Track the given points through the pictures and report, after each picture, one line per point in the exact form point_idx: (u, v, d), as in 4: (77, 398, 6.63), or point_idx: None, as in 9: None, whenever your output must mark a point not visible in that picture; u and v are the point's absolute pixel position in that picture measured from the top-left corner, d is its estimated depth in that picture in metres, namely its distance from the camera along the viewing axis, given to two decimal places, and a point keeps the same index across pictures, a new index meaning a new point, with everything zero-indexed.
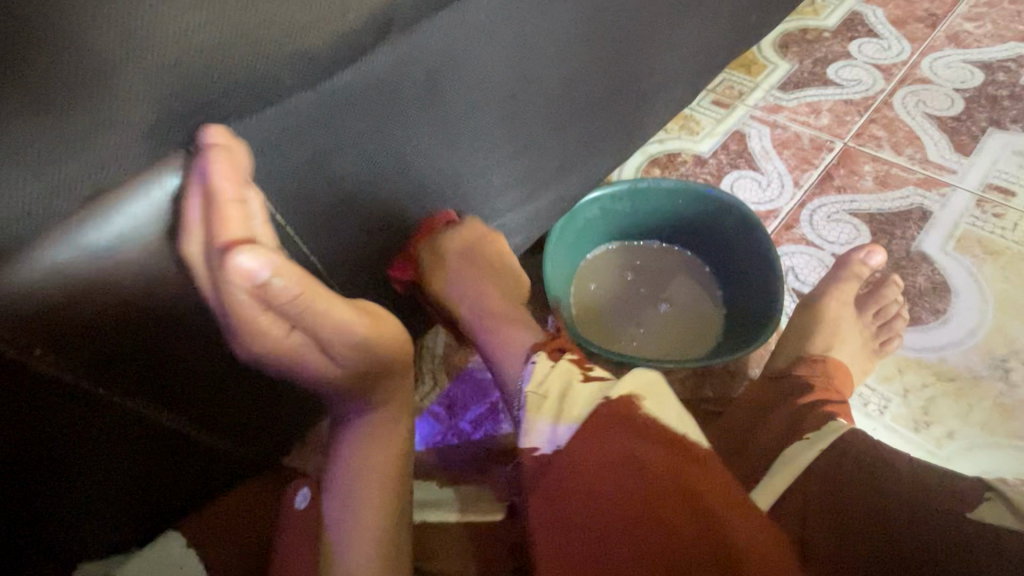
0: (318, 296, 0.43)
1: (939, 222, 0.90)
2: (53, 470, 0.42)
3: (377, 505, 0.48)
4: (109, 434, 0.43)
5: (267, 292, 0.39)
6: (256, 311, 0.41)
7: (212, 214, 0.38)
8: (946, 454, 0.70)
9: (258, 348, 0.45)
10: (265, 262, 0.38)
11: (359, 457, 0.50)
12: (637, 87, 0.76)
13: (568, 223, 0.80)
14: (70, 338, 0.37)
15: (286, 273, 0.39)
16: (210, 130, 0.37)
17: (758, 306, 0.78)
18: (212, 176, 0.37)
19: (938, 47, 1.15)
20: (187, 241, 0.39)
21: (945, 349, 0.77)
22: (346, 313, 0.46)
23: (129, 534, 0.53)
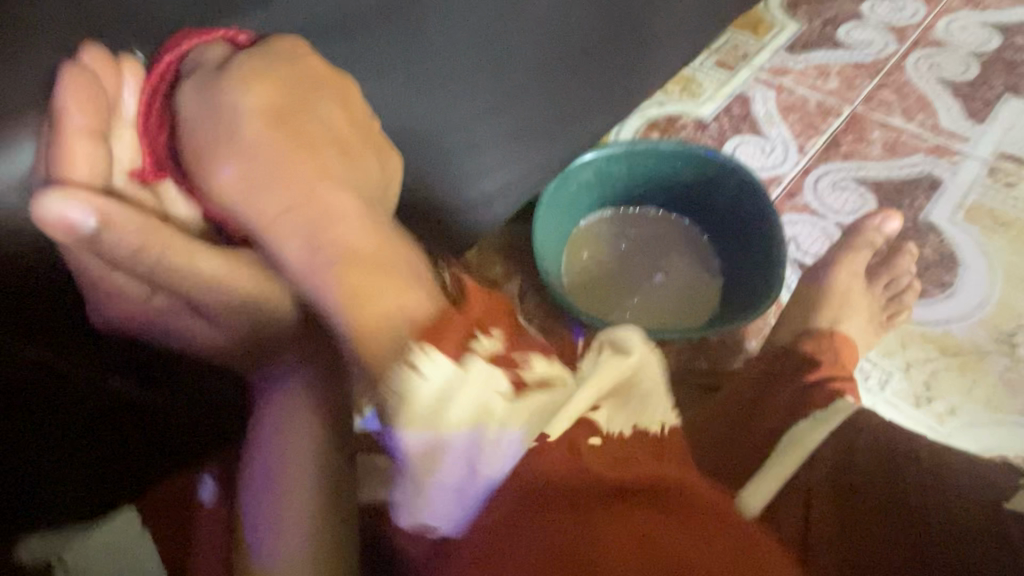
0: (168, 241, 0.41)
1: (948, 192, 0.86)
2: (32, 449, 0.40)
3: (306, 478, 0.43)
4: (19, 405, 0.38)
5: (103, 243, 0.38)
6: (91, 254, 0.38)
7: (58, 148, 0.37)
8: (948, 430, 0.68)
9: (122, 309, 0.41)
10: (85, 205, 0.37)
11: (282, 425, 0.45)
12: (635, 37, 0.71)
13: (560, 185, 0.75)
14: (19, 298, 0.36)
15: (116, 219, 0.38)
16: (81, 51, 0.37)
17: (757, 275, 0.74)
18: (64, 101, 0.37)
19: (955, 8, 1.09)
20: (51, 187, 0.37)
21: (951, 323, 0.74)
22: (225, 265, 0.44)
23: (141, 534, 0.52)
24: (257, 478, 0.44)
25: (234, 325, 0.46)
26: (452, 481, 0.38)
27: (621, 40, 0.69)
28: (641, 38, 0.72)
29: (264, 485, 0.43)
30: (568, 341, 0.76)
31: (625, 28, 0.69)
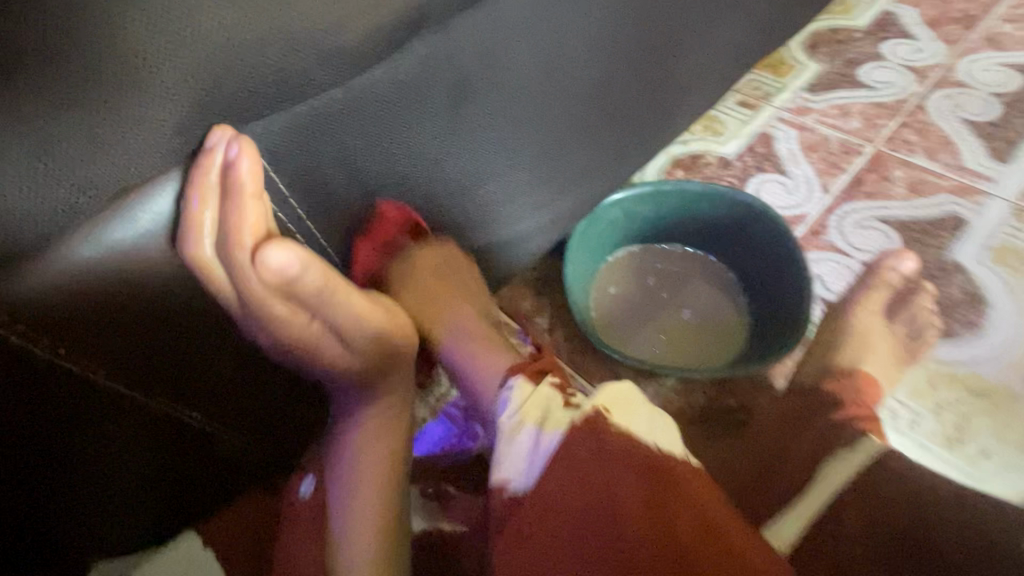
0: (336, 285, 0.46)
1: (974, 232, 0.87)
2: (65, 460, 0.41)
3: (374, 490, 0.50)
4: (98, 438, 0.42)
5: (289, 282, 0.43)
6: (266, 293, 0.43)
7: (233, 209, 0.40)
8: (980, 473, 0.68)
9: (282, 331, 0.46)
10: (291, 253, 0.42)
11: (357, 443, 0.52)
12: (665, 87, 0.74)
13: (591, 224, 0.78)
14: (80, 327, 0.36)
15: (311, 266, 0.44)
16: (218, 130, 0.37)
17: (785, 314, 0.76)
18: (240, 174, 0.38)
19: (975, 49, 1.11)
20: (195, 248, 0.40)
21: (981, 364, 0.74)
22: (363, 303, 0.50)
23: (151, 527, 0.54)
24: (335, 487, 0.50)
25: (370, 354, 0.51)
26: (527, 450, 0.46)
27: (652, 89, 0.73)
28: (671, 87, 0.76)
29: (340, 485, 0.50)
30: (597, 375, 0.78)
31: (656, 78, 0.72)
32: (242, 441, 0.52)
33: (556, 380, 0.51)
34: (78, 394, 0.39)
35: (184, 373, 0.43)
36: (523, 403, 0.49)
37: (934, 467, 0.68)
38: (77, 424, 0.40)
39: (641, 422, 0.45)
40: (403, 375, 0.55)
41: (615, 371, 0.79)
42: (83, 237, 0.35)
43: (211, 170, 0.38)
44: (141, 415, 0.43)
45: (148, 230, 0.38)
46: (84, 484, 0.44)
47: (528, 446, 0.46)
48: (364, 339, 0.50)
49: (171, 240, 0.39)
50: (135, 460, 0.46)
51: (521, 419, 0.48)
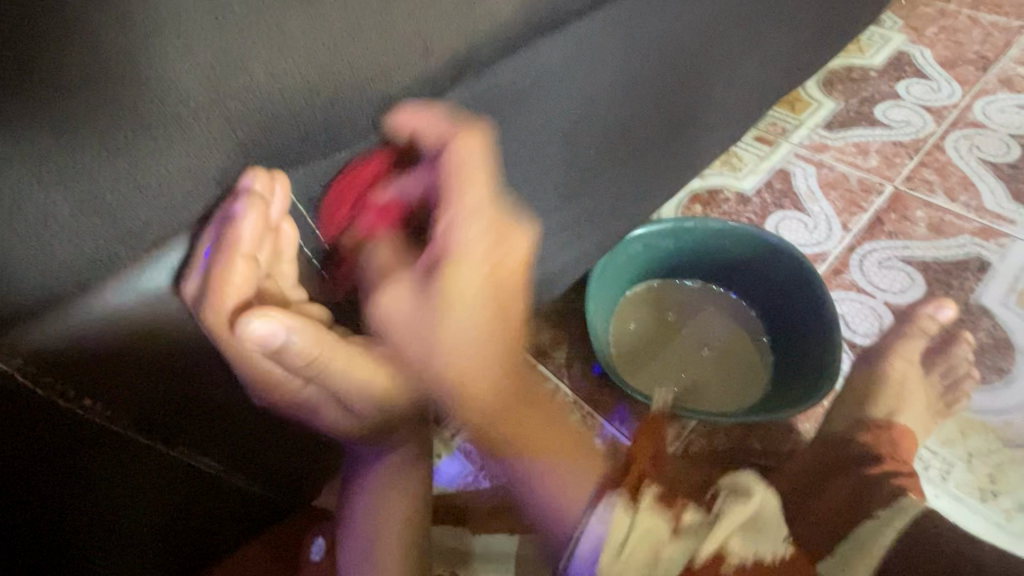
0: (335, 352, 0.41)
1: (998, 275, 0.86)
2: (87, 520, 0.39)
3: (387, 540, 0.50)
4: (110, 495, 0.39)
5: (279, 357, 0.38)
6: (264, 362, 0.39)
7: (224, 269, 0.35)
8: (1017, 529, 0.65)
9: (272, 392, 0.42)
10: (276, 325, 0.37)
11: (375, 500, 0.51)
12: (690, 126, 0.74)
13: (612, 260, 0.77)
14: (124, 379, 0.35)
15: (301, 335, 0.38)
16: (249, 174, 0.35)
17: (812, 355, 0.74)
18: (241, 230, 0.35)
19: (991, 91, 1.12)
20: (208, 312, 0.36)
21: (1012, 413, 0.72)
22: (367, 367, 0.44)
23: None
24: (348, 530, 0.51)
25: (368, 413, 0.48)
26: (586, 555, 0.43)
27: (678, 129, 0.73)
28: (696, 127, 0.75)
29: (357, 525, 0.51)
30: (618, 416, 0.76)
31: (682, 118, 0.72)
32: (260, 487, 0.50)
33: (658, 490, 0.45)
34: (90, 447, 0.36)
35: (201, 425, 0.41)
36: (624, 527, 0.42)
37: (969, 522, 0.65)
38: (89, 479, 0.37)
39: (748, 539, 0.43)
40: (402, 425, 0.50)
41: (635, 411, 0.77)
42: (113, 289, 0.33)
43: (217, 228, 0.35)
44: (157, 468, 0.41)
45: (149, 291, 0.34)
46: (96, 542, 0.41)
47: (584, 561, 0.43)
48: (366, 399, 0.46)
49: (180, 289, 0.35)
50: (154, 513, 0.43)
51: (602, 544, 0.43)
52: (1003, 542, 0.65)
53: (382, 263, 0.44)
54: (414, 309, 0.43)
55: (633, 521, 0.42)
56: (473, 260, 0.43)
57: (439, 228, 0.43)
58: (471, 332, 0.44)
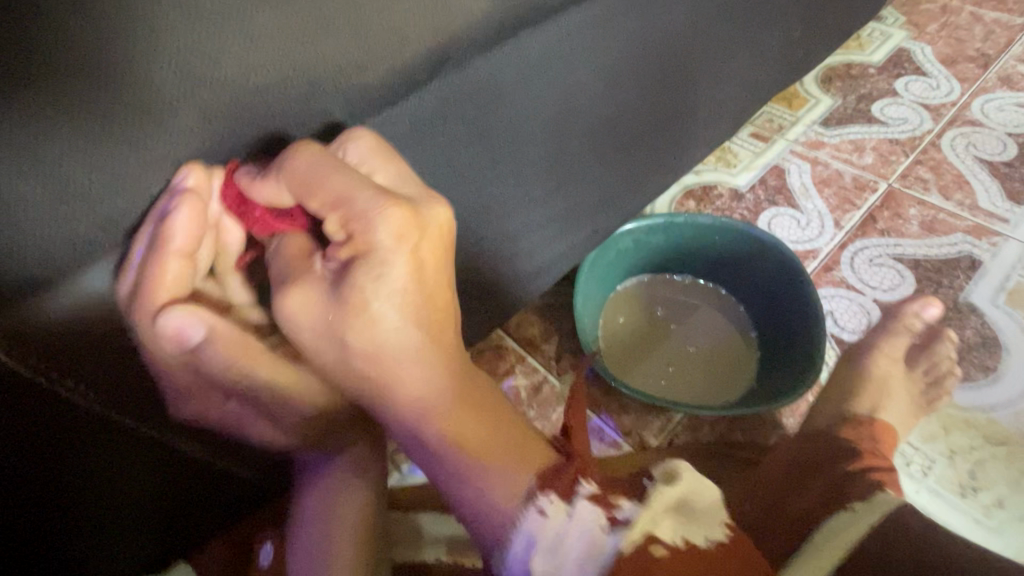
0: (254, 350, 0.43)
1: (989, 273, 0.86)
2: (74, 498, 0.40)
3: (347, 535, 0.52)
4: (71, 480, 0.39)
5: (206, 349, 0.40)
6: (190, 359, 0.40)
7: (153, 268, 0.37)
8: (995, 524, 0.66)
9: (198, 400, 0.43)
10: (195, 318, 0.39)
11: (324, 506, 0.53)
12: (679, 122, 0.75)
13: (601, 254, 0.78)
14: (99, 358, 0.37)
15: (218, 333, 0.41)
16: (183, 169, 0.35)
17: (796, 351, 0.74)
18: (171, 228, 0.36)
19: (990, 88, 1.12)
20: (137, 307, 0.37)
21: (996, 410, 0.73)
22: (293, 368, 0.45)
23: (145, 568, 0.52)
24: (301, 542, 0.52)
25: (297, 414, 0.48)
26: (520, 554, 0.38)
27: (666, 123, 0.73)
28: (685, 121, 0.76)
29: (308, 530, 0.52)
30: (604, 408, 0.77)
31: (670, 113, 0.73)
32: (233, 469, 0.50)
33: (592, 484, 0.41)
34: (72, 429, 0.37)
35: (164, 408, 0.42)
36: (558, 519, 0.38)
37: (947, 517, 0.66)
38: (46, 463, 0.37)
39: (685, 521, 0.39)
40: (343, 431, 0.52)
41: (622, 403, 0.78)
42: (91, 270, 0.35)
43: (151, 223, 0.36)
44: (118, 450, 0.41)
45: (98, 285, 0.36)
46: (84, 522, 0.42)
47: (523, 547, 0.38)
48: (303, 398, 0.46)
49: (119, 285, 0.36)
50: (121, 498, 0.43)
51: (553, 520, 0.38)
52: (980, 537, 0.65)
53: (294, 247, 0.41)
54: (326, 308, 0.40)
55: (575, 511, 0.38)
56: (393, 264, 0.38)
57: (356, 230, 0.38)
58: (406, 338, 0.40)
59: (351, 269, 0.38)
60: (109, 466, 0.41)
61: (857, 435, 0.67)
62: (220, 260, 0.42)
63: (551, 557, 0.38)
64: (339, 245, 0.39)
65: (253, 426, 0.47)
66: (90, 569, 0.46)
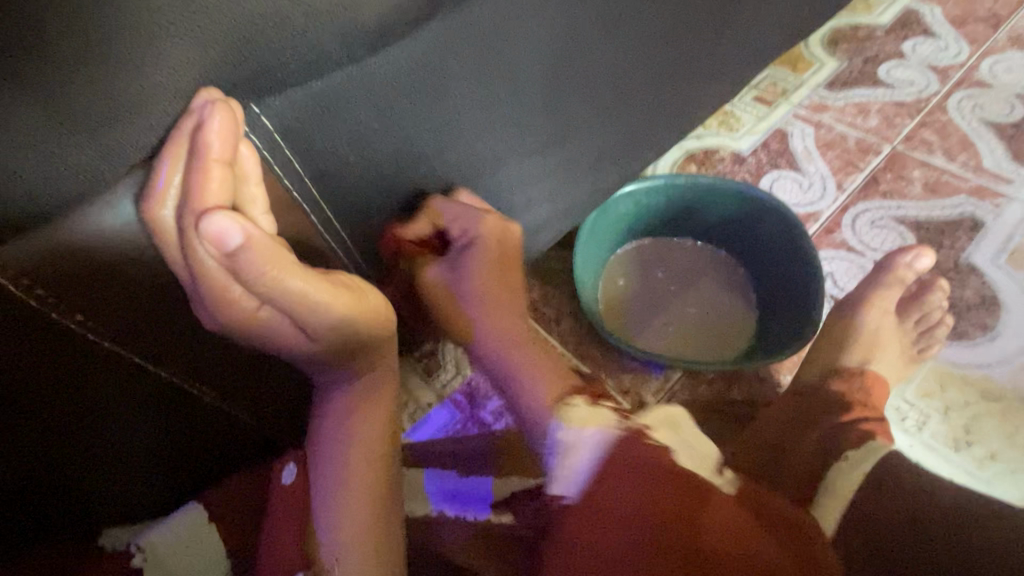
0: (288, 268, 0.41)
1: (991, 234, 0.86)
2: (80, 432, 0.42)
3: (365, 460, 0.49)
4: (80, 416, 0.41)
5: (238, 265, 0.39)
6: (220, 275, 0.39)
7: (197, 175, 0.37)
8: (987, 477, 0.67)
9: (225, 319, 0.41)
10: (239, 227, 0.37)
11: (343, 428, 0.49)
12: (682, 78, 0.74)
13: (601, 215, 0.78)
14: (107, 297, 0.37)
15: (260, 246, 0.39)
16: (200, 94, 0.36)
17: (793, 311, 0.75)
18: (207, 136, 0.36)
19: (999, 49, 1.09)
20: (182, 219, 0.37)
21: (993, 366, 0.73)
22: (328, 291, 0.43)
23: (153, 505, 0.54)
24: (324, 465, 0.49)
25: (331, 341, 0.46)
26: (579, 467, 0.49)
27: (668, 80, 0.72)
28: (688, 77, 0.75)
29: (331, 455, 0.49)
30: (603, 366, 0.78)
31: (672, 69, 0.71)
32: (241, 416, 0.51)
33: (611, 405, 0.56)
34: (79, 364, 0.38)
35: (173, 352, 0.42)
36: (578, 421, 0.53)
37: (940, 469, 0.67)
38: (58, 399, 0.39)
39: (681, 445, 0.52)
40: (375, 355, 0.50)
41: (622, 362, 0.79)
42: (90, 208, 0.35)
43: (183, 138, 0.36)
44: (124, 391, 0.42)
45: (118, 218, 0.36)
46: (94, 456, 0.44)
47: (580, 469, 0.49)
48: (330, 326, 0.45)
49: (142, 210, 0.37)
50: (130, 438, 0.45)
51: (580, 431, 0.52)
52: (973, 488, 0.67)
53: (418, 228, 0.58)
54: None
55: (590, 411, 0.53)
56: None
57: (455, 225, 0.60)
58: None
59: (466, 252, 0.63)
60: (113, 408, 0.42)
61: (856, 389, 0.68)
62: (247, 184, 0.41)
63: (567, 446, 0.51)
64: (457, 243, 0.62)
65: (283, 348, 0.46)
66: (102, 500, 0.49)
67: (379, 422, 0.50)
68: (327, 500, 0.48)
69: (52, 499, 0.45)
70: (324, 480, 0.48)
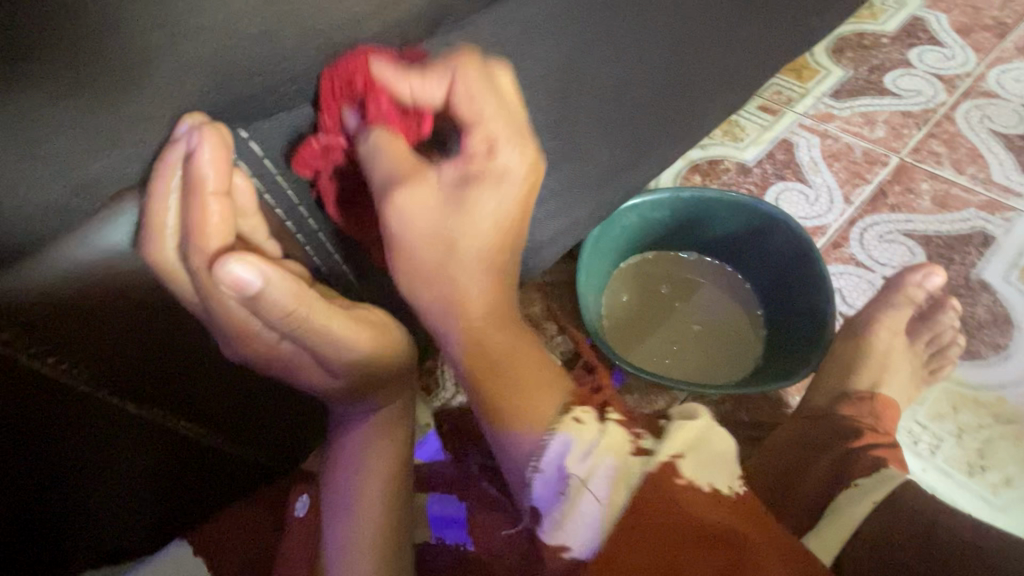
0: (309, 304, 0.39)
1: (1001, 250, 0.84)
2: (58, 477, 0.39)
3: (381, 489, 0.46)
4: (59, 461, 0.38)
5: (257, 302, 0.37)
6: (242, 310, 0.38)
7: (195, 212, 0.35)
8: (1002, 502, 0.65)
9: (251, 347, 0.41)
10: (255, 268, 0.36)
11: (362, 458, 0.47)
12: (690, 89, 0.72)
13: (605, 230, 0.76)
14: (87, 340, 0.35)
15: (278, 282, 0.37)
16: (182, 119, 0.34)
17: (802, 328, 0.73)
18: (199, 167, 0.34)
19: (1007, 59, 1.08)
20: (188, 257, 0.36)
21: (1006, 388, 0.72)
22: (346, 323, 0.42)
23: (140, 546, 0.51)
24: (338, 497, 0.47)
25: (352, 372, 0.45)
26: (590, 512, 0.40)
27: (674, 92, 0.70)
28: (695, 89, 0.73)
29: (347, 489, 0.47)
30: (607, 385, 0.76)
31: (680, 80, 0.69)
32: (236, 448, 0.50)
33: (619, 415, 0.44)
34: (58, 408, 0.36)
35: (162, 388, 0.40)
36: (597, 443, 0.42)
37: (954, 495, 0.66)
38: (36, 447, 0.36)
39: (705, 472, 0.42)
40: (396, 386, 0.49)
41: (627, 381, 0.77)
42: (68, 245, 0.32)
43: (176, 169, 0.34)
44: (110, 431, 0.40)
45: (99, 253, 0.33)
46: (75, 499, 0.42)
47: (588, 519, 0.40)
48: (351, 358, 0.44)
49: (137, 244, 0.35)
50: (113, 479, 0.43)
51: (593, 466, 0.41)
52: (988, 516, 0.65)
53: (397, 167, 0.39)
54: (440, 212, 0.40)
55: (601, 432, 0.42)
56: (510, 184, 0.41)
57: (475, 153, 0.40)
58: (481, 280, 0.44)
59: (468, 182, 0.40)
60: (101, 447, 0.40)
61: (863, 412, 0.66)
62: (245, 215, 0.39)
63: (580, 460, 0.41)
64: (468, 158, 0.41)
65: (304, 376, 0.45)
66: (83, 546, 0.46)
67: (398, 448, 0.48)
68: (340, 533, 0.45)
69: (29, 551, 0.42)
70: (338, 513, 0.46)
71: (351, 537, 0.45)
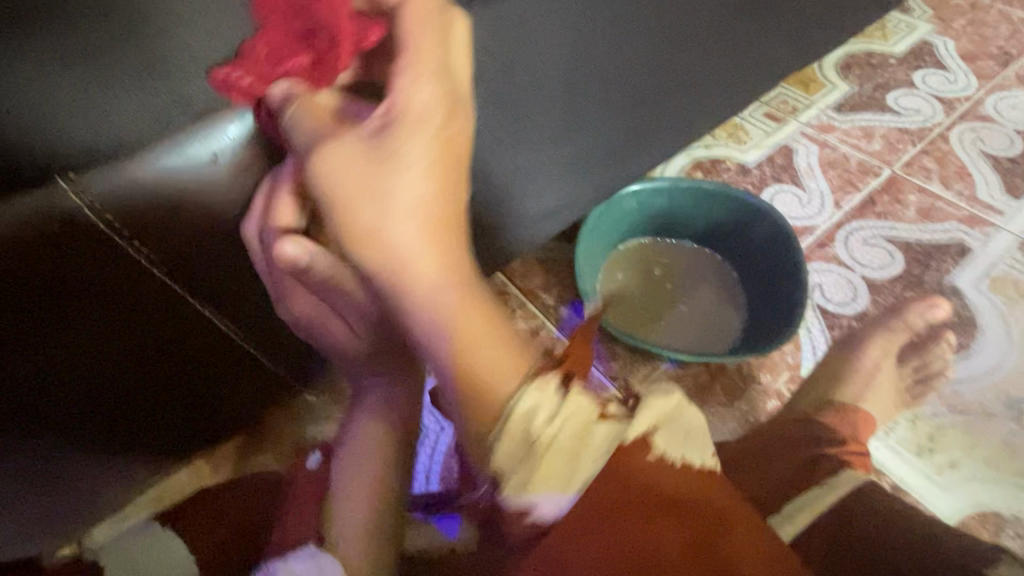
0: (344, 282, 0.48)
1: (976, 260, 0.90)
2: (124, 345, 0.48)
3: (377, 459, 0.56)
4: (125, 331, 0.47)
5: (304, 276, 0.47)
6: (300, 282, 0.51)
7: (275, 206, 0.46)
8: (946, 481, 0.73)
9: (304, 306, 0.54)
10: (304, 250, 0.46)
11: (366, 428, 0.58)
12: (690, 85, 0.78)
13: (607, 211, 0.83)
14: (164, 236, 0.43)
15: (320, 263, 0.46)
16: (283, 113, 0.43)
17: (776, 312, 0.79)
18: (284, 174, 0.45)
19: (1007, 86, 1.13)
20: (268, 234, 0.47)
21: (961, 383, 0.79)
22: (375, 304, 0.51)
23: (160, 433, 0.60)
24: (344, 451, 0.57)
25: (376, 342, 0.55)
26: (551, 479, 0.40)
27: (675, 86, 0.77)
28: (696, 86, 0.79)
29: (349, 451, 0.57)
30: (595, 351, 0.83)
31: (681, 77, 0.76)
32: (265, 361, 0.60)
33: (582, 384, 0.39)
34: (133, 287, 0.44)
35: (211, 288, 0.49)
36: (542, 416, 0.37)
37: (901, 470, 0.73)
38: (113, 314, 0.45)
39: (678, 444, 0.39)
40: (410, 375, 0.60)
41: (613, 350, 0.83)
42: (163, 150, 0.40)
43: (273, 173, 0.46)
44: (171, 317, 0.49)
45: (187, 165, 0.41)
46: (129, 369, 0.50)
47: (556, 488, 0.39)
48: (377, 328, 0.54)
49: (215, 161, 0.43)
50: (161, 358, 0.52)
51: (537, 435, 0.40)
52: (930, 492, 0.72)
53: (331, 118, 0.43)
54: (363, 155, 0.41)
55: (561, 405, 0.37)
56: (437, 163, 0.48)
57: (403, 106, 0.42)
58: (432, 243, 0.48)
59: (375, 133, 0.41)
60: (160, 328, 0.49)
61: None
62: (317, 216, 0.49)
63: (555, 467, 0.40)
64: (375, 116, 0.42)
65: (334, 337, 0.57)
66: (118, 419, 0.54)
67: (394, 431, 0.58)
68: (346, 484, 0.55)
69: (84, 406, 0.50)
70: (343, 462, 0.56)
71: (351, 480, 0.55)
